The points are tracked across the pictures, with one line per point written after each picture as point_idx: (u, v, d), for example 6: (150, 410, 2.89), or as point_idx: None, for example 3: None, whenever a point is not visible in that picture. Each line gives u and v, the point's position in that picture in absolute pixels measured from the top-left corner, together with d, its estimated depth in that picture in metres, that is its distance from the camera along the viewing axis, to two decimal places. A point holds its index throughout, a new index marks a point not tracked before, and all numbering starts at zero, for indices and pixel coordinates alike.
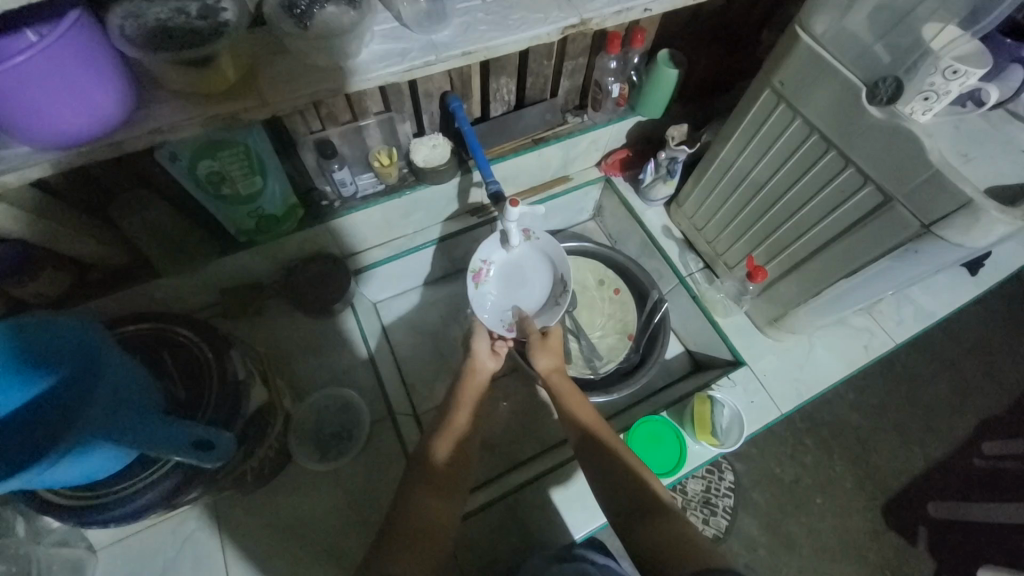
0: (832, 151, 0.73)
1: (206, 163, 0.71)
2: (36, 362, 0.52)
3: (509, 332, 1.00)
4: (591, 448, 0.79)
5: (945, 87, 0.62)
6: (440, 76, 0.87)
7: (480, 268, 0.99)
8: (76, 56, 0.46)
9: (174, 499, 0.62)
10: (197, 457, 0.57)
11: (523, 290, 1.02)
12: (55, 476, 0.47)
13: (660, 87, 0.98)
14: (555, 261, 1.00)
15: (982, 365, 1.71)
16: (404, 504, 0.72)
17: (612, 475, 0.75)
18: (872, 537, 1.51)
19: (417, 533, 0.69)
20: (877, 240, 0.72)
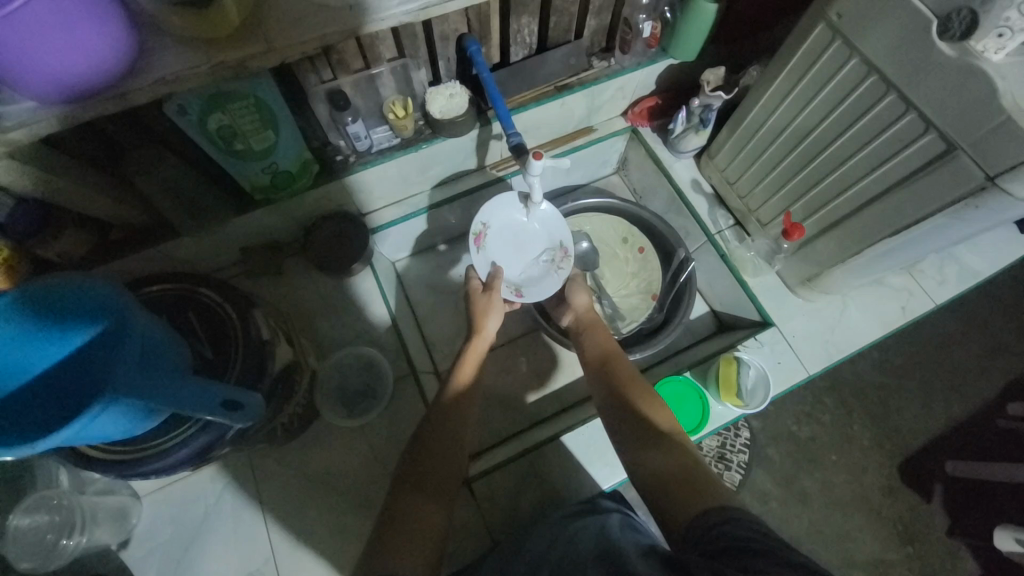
0: (891, 94, 0.66)
1: (216, 117, 0.69)
2: (57, 324, 0.52)
3: (517, 297, 0.98)
4: (606, 384, 0.80)
5: (1021, 23, 0.53)
6: (456, 15, 0.80)
7: (481, 231, 0.97)
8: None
9: (207, 454, 0.64)
10: (229, 416, 0.57)
11: (524, 255, 1.01)
12: (95, 432, 0.49)
13: (697, 23, 0.89)
14: (555, 233, 1.00)
15: (1018, 326, 1.65)
16: (421, 455, 0.72)
17: (624, 409, 0.75)
18: (886, 493, 1.52)
19: (436, 481, 0.70)
20: (933, 192, 0.66)
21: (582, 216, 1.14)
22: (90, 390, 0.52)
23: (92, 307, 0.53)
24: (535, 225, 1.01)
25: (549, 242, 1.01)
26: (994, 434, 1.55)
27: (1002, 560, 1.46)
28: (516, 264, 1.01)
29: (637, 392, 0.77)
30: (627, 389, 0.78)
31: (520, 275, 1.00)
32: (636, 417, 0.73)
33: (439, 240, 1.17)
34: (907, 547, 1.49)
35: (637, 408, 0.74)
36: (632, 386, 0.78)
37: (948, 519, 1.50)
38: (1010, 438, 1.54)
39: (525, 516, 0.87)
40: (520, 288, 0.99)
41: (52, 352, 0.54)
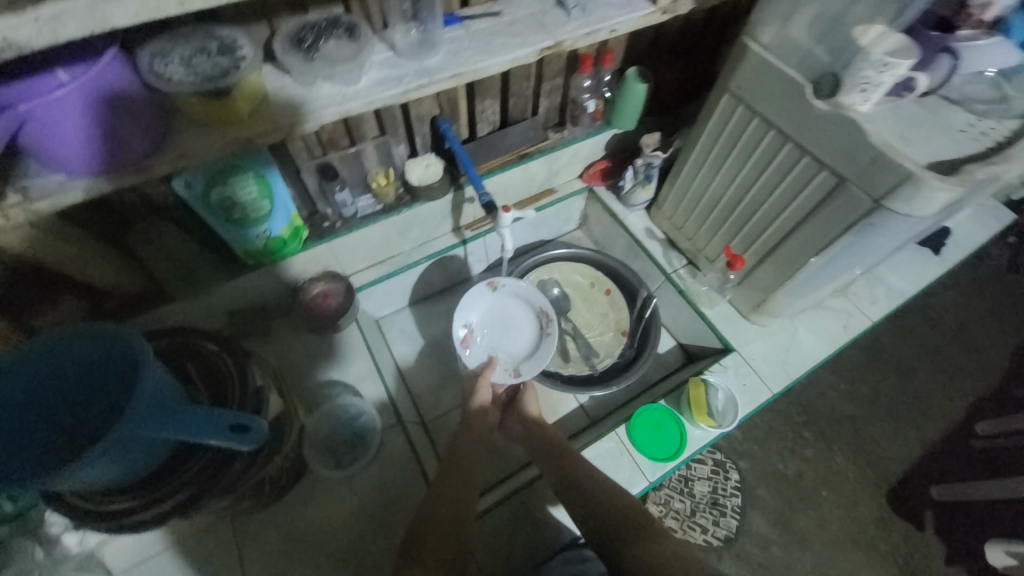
0: (789, 144, 0.82)
1: (219, 188, 0.77)
2: (77, 368, 0.59)
3: (518, 377, 1.02)
4: (575, 486, 0.81)
5: (877, 78, 0.68)
6: (429, 101, 0.95)
7: (465, 333, 1.05)
8: (116, 87, 0.55)
9: (195, 505, 0.64)
10: (237, 440, 0.62)
11: (511, 334, 1.08)
12: (117, 455, 0.55)
13: (632, 98, 1.07)
14: (531, 299, 1.09)
15: (965, 348, 1.77)
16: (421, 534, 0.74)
17: (602, 522, 0.75)
18: (880, 525, 1.53)
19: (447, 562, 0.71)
20: (839, 217, 0.79)
21: (551, 266, 1.24)
22: (102, 421, 0.59)
23: (114, 347, 0.59)
24: (511, 302, 1.10)
25: (530, 309, 1.09)
26: (967, 454, 1.60)
27: None
28: (509, 346, 1.07)
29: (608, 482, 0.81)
30: (599, 495, 0.79)
31: (516, 353, 1.06)
32: (615, 524, 0.74)
33: (420, 298, 1.23)
34: None
35: (614, 513, 0.76)
36: (604, 491, 0.80)
37: (944, 547, 1.50)
38: (985, 457, 1.59)
39: (520, 559, 0.87)
40: (517, 367, 1.04)
41: (55, 395, 0.59)
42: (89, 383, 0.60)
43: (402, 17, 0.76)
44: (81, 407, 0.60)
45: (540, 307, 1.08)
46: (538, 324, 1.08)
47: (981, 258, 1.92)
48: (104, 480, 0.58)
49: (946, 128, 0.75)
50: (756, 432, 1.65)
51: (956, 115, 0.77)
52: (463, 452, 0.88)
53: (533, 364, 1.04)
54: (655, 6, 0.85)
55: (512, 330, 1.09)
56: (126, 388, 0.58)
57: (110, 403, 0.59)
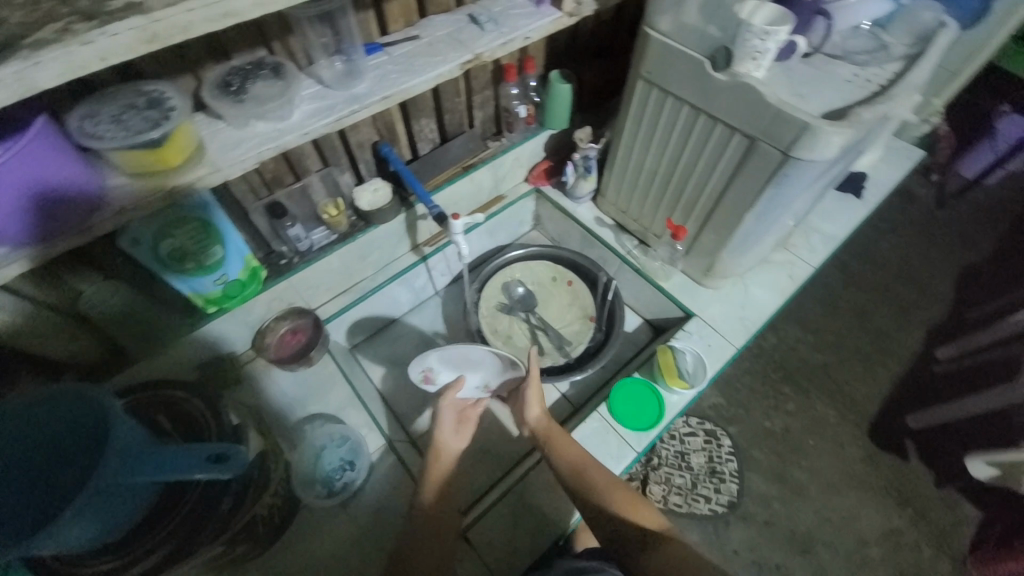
0: (701, 116, 0.89)
1: (168, 241, 0.78)
2: (50, 431, 0.60)
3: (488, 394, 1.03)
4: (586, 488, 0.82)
5: (763, 46, 0.75)
6: (366, 128, 0.99)
7: (427, 376, 0.99)
8: (73, 171, 0.60)
9: (179, 556, 0.66)
10: (216, 470, 0.62)
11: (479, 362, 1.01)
12: (101, 506, 0.56)
13: (559, 99, 1.14)
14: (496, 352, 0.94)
15: (914, 281, 1.87)
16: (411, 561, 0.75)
17: (612, 528, 0.77)
18: (869, 462, 1.58)
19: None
20: (758, 174, 0.86)
21: (513, 267, 1.27)
22: (75, 482, 0.59)
23: (77, 404, 0.61)
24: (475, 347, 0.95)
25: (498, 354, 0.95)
26: (934, 380, 1.69)
27: (1001, 499, 1.49)
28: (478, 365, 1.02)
29: (615, 483, 0.82)
30: (607, 499, 0.80)
31: (486, 373, 1.02)
32: (624, 529, 0.76)
33: (390, 320, 1.25)
34: (907, 509, 1.51)
35: (622, 518, 0.77)
36: (615, 494, 0.80)
37: (932, 471, 1.56)
38: (950, 379, 1.68)
39: (523, 555, 0.88)
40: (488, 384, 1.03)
41: (28, 464, 0.59)
42: (54, 450, 0.60)
43: (324, 50, 0.80)
44: (54, 472, 0.60)
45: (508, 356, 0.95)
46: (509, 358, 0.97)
47: (909, 196, 2.07)
48: (85, 539, 0.59)
49: (835, 80, 0.83)
50: (739, 396, 1.70)
51: (842, 68, 0.85)
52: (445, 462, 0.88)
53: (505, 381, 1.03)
54: (561, 10, 0.92)
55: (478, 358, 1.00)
56: (96, 442, 0.59)
57: (74, 464, 0.59)
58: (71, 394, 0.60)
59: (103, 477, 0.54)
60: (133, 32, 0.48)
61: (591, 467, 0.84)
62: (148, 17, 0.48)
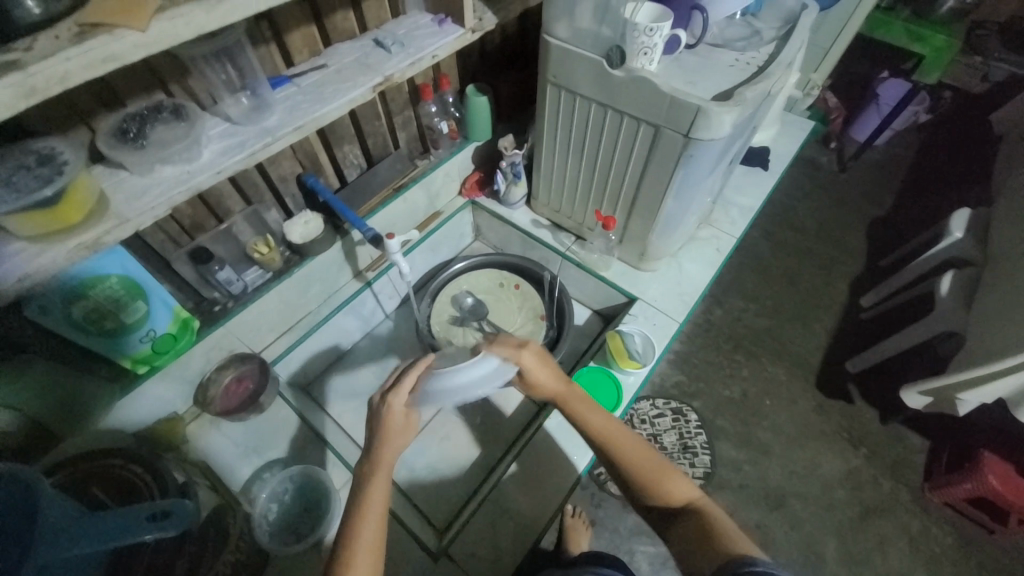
0: (607, 111, 0.95)
1: (81, 304, 0.75)
2: None
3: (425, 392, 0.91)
4: (618, 463, 0.80)
5: (651, 40, 0.83)
6: (287, 161, 0.98)
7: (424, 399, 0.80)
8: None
9: None
10: (161, 528, 0.64)
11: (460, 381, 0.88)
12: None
13: (480, 112, 1.18)
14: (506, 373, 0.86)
15: (831, 240, 2.05)
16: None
17: (645, 498, 0.78)
18: (821, 411, 1.69)
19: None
20: (668, 157, 0.92)
21: (459, 279, 1.28)
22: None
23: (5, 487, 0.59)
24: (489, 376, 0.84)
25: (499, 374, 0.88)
26: (862, 326, 1.85)
27: (936, 424, 1.63)
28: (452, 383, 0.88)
29: (647, 456, 0.80)
30: (639, 475, 0.78)
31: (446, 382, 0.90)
32: (655, 498, 0.77)
33: (341, 352, 1.22)
34: (861, 448, 1.62)
35: (653, 489, 0.77)
36: (644, 463, 0.79)
37: (875, 409, 1.69)
38: (876, 322, 1.84)
39: (508, 558, 0.88)
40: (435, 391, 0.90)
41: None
42: None
43: (227, 88, 0.80)
44: None
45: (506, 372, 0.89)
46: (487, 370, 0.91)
47: (815, 164, 2.27)
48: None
49: (719, 66, 0.91)
50: (697, 370, 1.78)
51: (724, 55, 0.94)
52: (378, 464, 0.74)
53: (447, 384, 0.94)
54: (464, 26, 0.95)
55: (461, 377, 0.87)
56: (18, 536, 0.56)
57: None
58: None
59: (40, 556, 0.56)
60: (11, 89, 0.45)
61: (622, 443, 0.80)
62: (24, 72, 0.46)
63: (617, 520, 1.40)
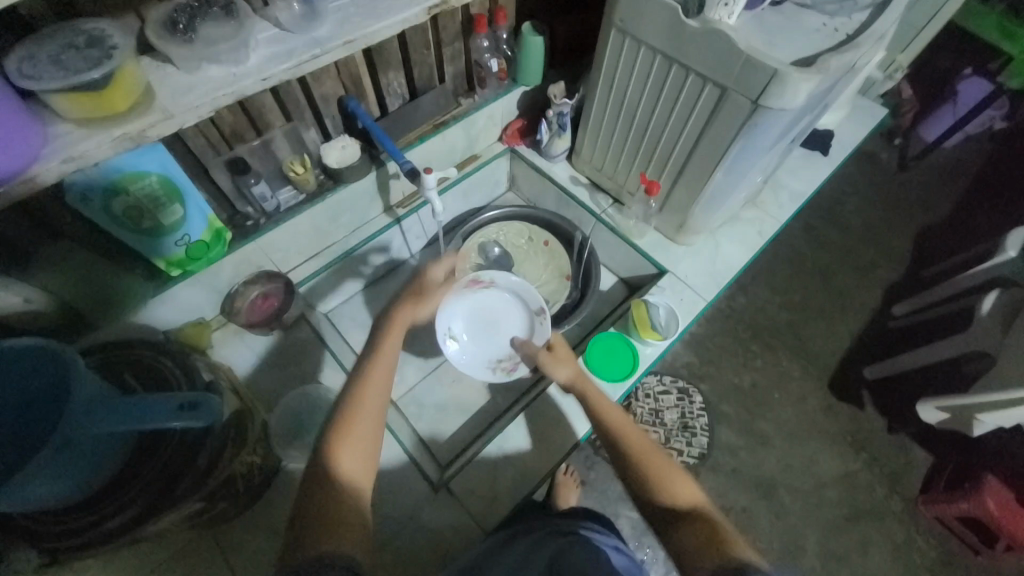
0: (673, 65, 0.88)
1: (121, 199, 0.76)
2: (12, 389, 0.62)
3: (450, 337, 1.01)
4: (623, 454, 0.78)
5: None
6: (331, 81, 0.95)
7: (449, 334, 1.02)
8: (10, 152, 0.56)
9: (141, 524, 0.72)
10: (191, 417, 0.67)
11: (494, 332, 1.05)
12: (69, 459, 0.62)
13: (532, 53, 1.12)
14: (529, 307, 1.05)
15: (875, 241, 1.95)
16: (336, 446, 0.67)
17: (646, 494, 0.73)
18: (828, 412, 1.67)
19: (336, 483, 0.64)
20: (729, 124, 0.86)
21: (488, 228, 1.26)
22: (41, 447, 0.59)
23: (46, 361, 0.64)
24: (509, 313, 1.06)
25: (523, 315, 1.05)
26: (891, 334, 1.78)
27: (946, 441, 1.60)
28: (483, 346, 1.04)
29: (653, 453, 0.77)
30: (643, 467, 0.75)
31: (487, 349, 1.03)
32: (656, 496, 0.72)
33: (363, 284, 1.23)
34: (862, 453, 1.61)
35: (655, 486, 0.73)
36: (650, 458, 0.76)
37: (885, 418, 1.66)
38: (906, 332, 1.78)
39: (506, 499, 0.93)
40: (453, 337, 1.03)
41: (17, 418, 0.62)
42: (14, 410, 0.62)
43: None
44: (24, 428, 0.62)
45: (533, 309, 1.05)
46: (527, 325, 1.04)
47: (873, 159, 2.12)
48: (57, 494, 0.66)
49: (805, 29, 0.83)
50: (710, 354, 1.76)
51: (812, 18, 0.85)
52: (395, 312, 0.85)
53: (483, 344, 1.04)
54: None
55: (494, 331, 1.05)
56: (55, 409, 0.62)
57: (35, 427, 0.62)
58: (37, 348, 0.63)
59: (65, 431, 0.60)
60: None
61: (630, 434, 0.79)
62: None
63: (607, 484, 1.43)
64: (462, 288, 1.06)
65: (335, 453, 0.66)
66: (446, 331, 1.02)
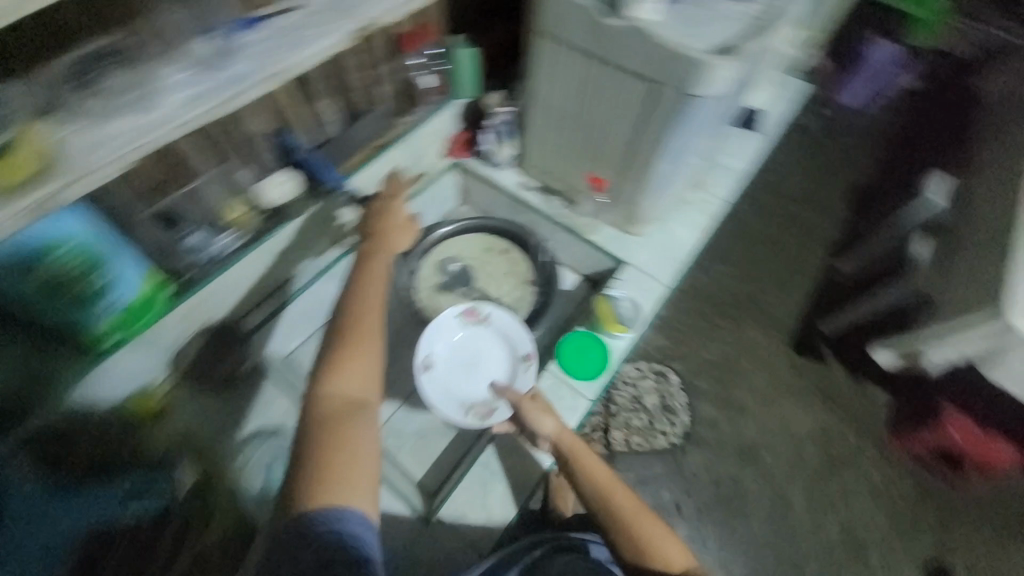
0: (601, 64, 0.90)
1: (38, 271, 0.70)
2: None
3: (424, 367, 0.98)
4: (615, 523, 0.77)
5: None
6: (258, 117, 0.92)
7: (426, 362, 0.99)
8: None
9: None
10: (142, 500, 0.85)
11: (474, 372, 1.00)
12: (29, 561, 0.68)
13: (464, 66, 1.16)
14: (513, 352, 1.01)
15: (814, 204, 2.06)
16: (336, 372, 0.74)
17: (640, 560, 0.75)
18: (796, 371, 1.75)
19: (340, 412, 0.71)
20: (662, 115, 0.89)
21: (444, 244, 1.24)
22: None
23: None
24: (491, 354, 1.01)
25: (506, 358, 1.01)
26: (841, 289, 1.88)
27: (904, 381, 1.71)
28: (462, 384, 0.99)
29: (645, 519, 0.77)
30: (637, 535, 0.76)
31: (464, 392, 0.98)
32: (650, 561, 0.75)
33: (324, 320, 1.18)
34: (831, 405, 1.70)
35: (648, 554, 0.75)
36: (643, 525, 0.77)
37: (847, 368, 1.75)
38: (854, 285, 1.89)
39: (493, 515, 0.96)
40: (429, 365, 0.99)
41: None
42: None
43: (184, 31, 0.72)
44: None
45: (518, 355, 1.00)
46: (510, 373, 1.00)
47: (801, 128, 2.23)
48: None
49: (719, 16, 0.86)
50: (680, 334, 1.81)
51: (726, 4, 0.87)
52: (376, 254, 0.91)
53: (460, 384, 0.99)
54: None
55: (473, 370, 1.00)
56: None
57: None
58: None
59: None
60: None
61: (621, 500, 0.79)
62: None
63: None
64: (440, 320, 1.02)
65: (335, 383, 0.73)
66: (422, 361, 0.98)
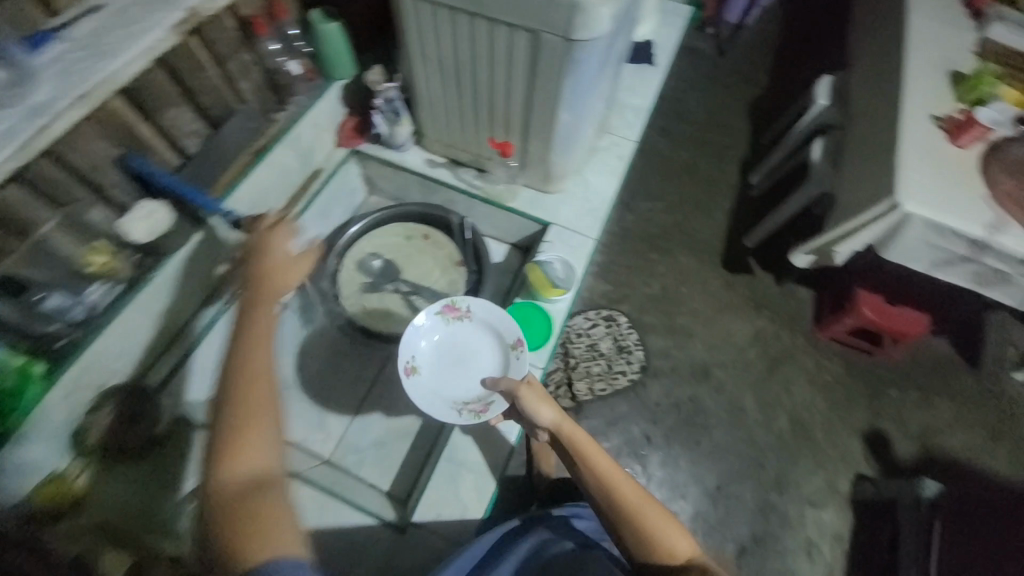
0: (476, 19, 0.84)
1: None
2: None
3: (409, 371, 0.94)
4: (618, 517, 0.68)
5: None
6: (95, 142, 0.79)
7: (411, 365, 0.95)
8: None
9: None
10: None
11: (464, 368, 0.97)
12: None
13: (333, 43, 1.03)
14: (502, 341, 0.97)
15: (720, 125, 2.13)
16: (231, 451, 0.57)
17: (646, 556, 0.66)
18: (729, 287, 1.86)
19: (244, 495, 0.54)
20: (552, 65, 0.85)
21: (361, 241, 1.15)
22: None
23: None
24: (480, 347, 0.98)
25: (495, 349, 0.97)
26: (756, 203, 1.99)
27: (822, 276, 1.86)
28: (453, 383, 0.96)
29: (652, 510, 0.68)
30: (644, 528, 0.66)
31: (455, 390, 0.95)
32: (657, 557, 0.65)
33: None
34: (765, 311, 1.82)
35: (655, 549, 0.65)
36: (648, 517, 0.67)
37: (772, 275, 1.88)
38: (766, 197, 2.00)
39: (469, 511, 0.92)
40: (415, 369, 0.95)
41: None
42: None
43: None
44: None
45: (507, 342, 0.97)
46: (501, 364, 0.96)
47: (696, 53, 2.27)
48: None
49: None
50: (619, 276, 1.85)
51: None
52: (260, 278, 0.74)
53: (450, 382, 0.95)
54: None
55: (462, 366, 0.97)
56: None
57: None
58: None
59: None
60: None
61: (626, 492, 0.69)
62: None
63: None
64: (418, 320, 0.98)
65: (227, 460, 0.57)
66: (405, 365, 0.94)
